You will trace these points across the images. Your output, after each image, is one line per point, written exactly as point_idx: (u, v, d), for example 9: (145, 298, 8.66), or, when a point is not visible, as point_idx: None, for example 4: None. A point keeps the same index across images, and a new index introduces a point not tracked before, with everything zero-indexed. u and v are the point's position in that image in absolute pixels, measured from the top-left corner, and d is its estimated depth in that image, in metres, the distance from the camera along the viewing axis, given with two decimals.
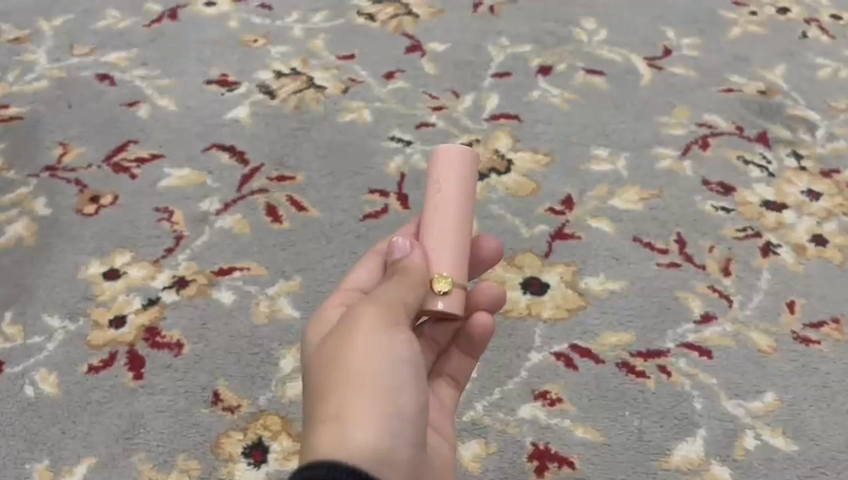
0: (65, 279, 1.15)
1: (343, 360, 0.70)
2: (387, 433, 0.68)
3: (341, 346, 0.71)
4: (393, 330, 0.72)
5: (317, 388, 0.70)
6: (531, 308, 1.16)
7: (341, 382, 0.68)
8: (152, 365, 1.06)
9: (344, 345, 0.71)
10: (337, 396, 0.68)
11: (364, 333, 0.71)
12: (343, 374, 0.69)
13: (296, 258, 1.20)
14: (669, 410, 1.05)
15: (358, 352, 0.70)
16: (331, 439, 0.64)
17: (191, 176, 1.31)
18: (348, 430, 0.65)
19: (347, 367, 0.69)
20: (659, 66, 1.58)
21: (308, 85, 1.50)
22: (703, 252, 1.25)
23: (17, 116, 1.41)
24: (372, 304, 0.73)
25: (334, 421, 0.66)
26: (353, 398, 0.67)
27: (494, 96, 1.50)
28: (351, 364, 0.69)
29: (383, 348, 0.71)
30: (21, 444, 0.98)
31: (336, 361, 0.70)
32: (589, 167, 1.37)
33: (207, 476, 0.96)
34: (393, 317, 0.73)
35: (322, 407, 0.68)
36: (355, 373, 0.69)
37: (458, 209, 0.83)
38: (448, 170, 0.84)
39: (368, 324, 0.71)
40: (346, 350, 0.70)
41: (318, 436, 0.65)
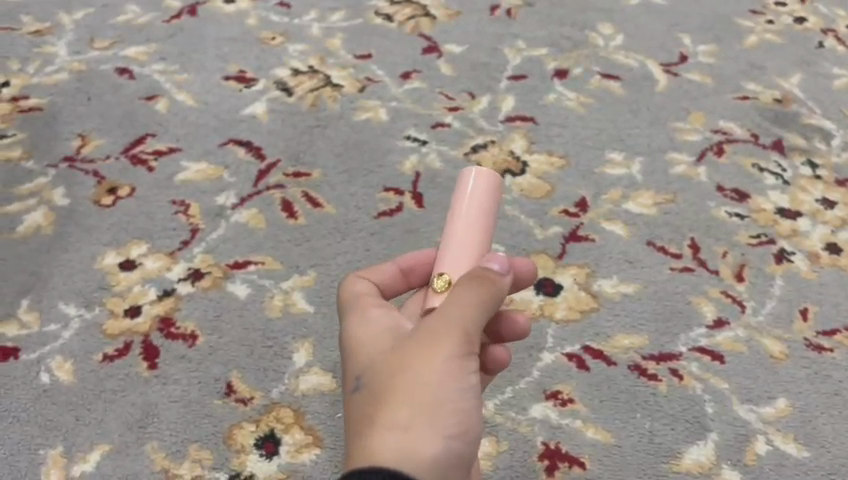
0: (81, 269, 1.16)
1: (415, 371, 0.69)
2: (447, 449, 0.69)
3: (413, 357, 0.70)
4: (468, 354, 0.71)
5: (381, 391, 0.70)
6: (544, 308, 1.16)
7: (412, 396, 0.69)
8: (167, 356, 1.06)
9: (416, 357, 0.70)
10: (405, 408, 0.68)
11: (444, 353, 0.70)
12: (412, 386, 0.69)
13: (311, 253, 1.21)
14: (681, 413, 1.05)
15: (431, 369, 0.69)
16: (400, 454, 0.66)
17: (208, 170, 1.32)
18: (414, 446, 0.67)
19: (419, 381, 0.69)
20: (675, 72, 1.59)
21: (324, 83, 1.51)
22: (716, 257, 1.25)
23: (36, 107, 1.42)
24: (448, 319, 0.71)
25: (399, 432, 0.67)
26: (421, 414, 0.68)
27: (510, 98, 1.51)
28: (422, 378, 0.69)
29: (455, 369, 0.70)
30: (36, 430, 0.99)
31: (406, 371, 0.70)
32: (603, 170, 1.37)
33: (219, 466, 0.97)
34: (469, 340, 0.71)
35: (387, 413, 0.68)
36: (425, 388, 0.69)
37: (482, 233, 0.80)
38: (477, 193, 0.81)
39: (451, 345, 0.70)
40: (421, 365, 0.69)
41: (381, 442, 0.66)
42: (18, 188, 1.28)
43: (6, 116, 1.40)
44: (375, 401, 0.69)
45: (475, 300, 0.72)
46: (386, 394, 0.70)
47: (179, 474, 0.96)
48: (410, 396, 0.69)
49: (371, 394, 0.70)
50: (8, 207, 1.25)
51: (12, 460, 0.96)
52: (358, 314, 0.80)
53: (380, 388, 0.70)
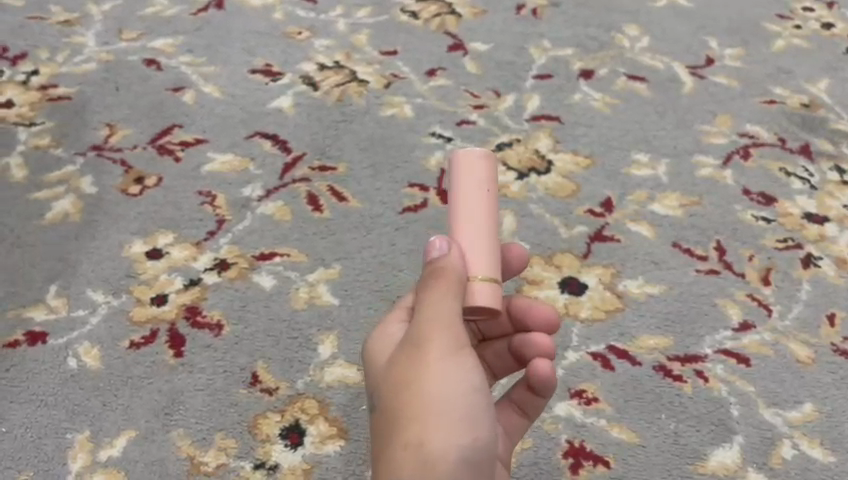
0: (109, 257, 1.17)
1: (419, 386, 0.72)
2: (463, 452, 0.72)
3: (414, 371, 0.73)
4: (462, 353, 0.74)
5: (392, 407, 0.73)
6: (569, 307, 1.16)
7: (417, 408, 0.72)
8: (193, 344, 1.07)
9: (415, 370, 0.73)
10: (417, 421, 0.71)
11: (438, 359, 0.73)
12: (418, 400, 0.72)
13: (336, 247, 1.21)
14: (706, 415, 1.05)
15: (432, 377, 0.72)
16: (417, 466, 0.70)
17: (234, 161, 1.33)
18: (428, 456, 0.70)
19: (422, 393, 0.72)
20: (701, 75, 1.58)
21: (350, 78, 1.51)
22: (743, 260, 1.24)
23: (65, 95, 1.43)
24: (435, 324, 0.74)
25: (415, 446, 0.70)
26: (433, 424, 0.71)
27: (536, 97, 1.50)
28: (425, 388, 0.72)
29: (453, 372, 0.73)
30: (63, 414, 1.00)
31: (412, 386, 0.73)
32: (629, 171, 1.37)
33: (244, 455, 0.97)
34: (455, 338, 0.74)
35: (400, 431, 0.72)
36: (431, 399, 0.72)
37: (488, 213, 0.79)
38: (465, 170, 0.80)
39: (442, 350, 0.73)
40: (419, 375, 0.73)
41: (398, 459, 0.70)
42: (46, 175, 1.28)
43: (35, 104, 1.41)
44: (390, 419, 0.73)
45: (446, 294, 0.74)
46: (394, 409, 0.73)
47: (204, 462, 0.96)
48: (415, 408, 0.72)
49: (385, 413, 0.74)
50: (36, 193, 1.25)
51: (39, 444, 0.97)
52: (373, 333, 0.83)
53: (391, 405, 0.73)
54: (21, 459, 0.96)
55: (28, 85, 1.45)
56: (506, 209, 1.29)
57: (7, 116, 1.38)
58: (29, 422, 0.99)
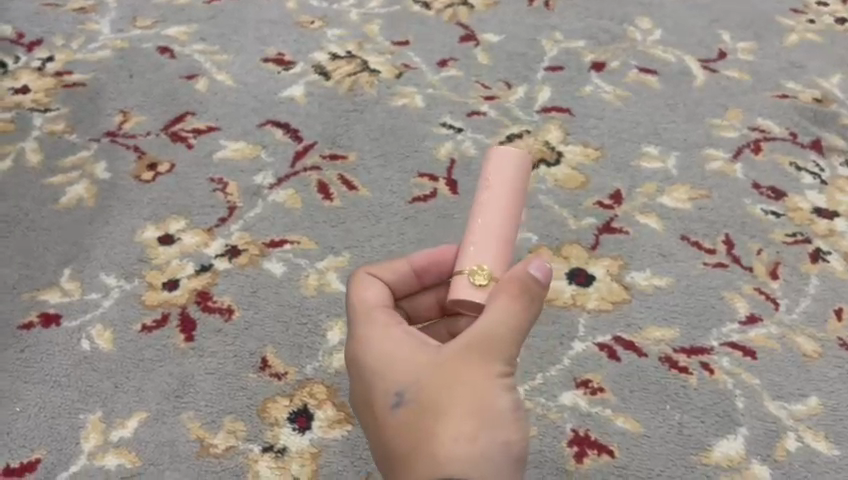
0: (122, 241, 1.18)
1: (469, 388, 0.65)
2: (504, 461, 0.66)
3: (464, 373, 0.66)
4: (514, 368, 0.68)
5: (431, 409, 0.65)
6: (576, 298, 1.16)
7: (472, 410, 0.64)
8: (203, 329, 1.08)
9: (465, 372, 0.66)
10: (466, 424, 0.64)
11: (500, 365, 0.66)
12: (468, 402, 0.64)
13: (346, 235, 1.22)
14: (710, 406, 1.05)
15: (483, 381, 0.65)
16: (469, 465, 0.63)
17: (246, 149, 1.34)
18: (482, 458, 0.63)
19: (474, 396, 0.64)
20: (713, 69, 1.58)
21: (362, 68, 1.52)
22: (751, 254, 1.24)
23: (80, 82, 1.44)
24: (491, 328, 0.67)
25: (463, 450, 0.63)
26: (483, 428, 0.64)
27: (546, 89, 1.51)
28: (477, 391, 0.65)
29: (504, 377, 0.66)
30: (76, 395, 1.01)
31: (460, 387, 0.65)
32: (639, 164, 1.37)
33: (253, 438, 0.99)
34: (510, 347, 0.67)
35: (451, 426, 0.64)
36: (483, 402, 0.64)
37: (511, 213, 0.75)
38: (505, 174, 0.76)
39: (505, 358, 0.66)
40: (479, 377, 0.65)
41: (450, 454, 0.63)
42: (61, 160, 1.30)
43: (51, 90, 1.42)
44: (429, 421, 0.65)
45: (515, 305, 0.68)
46: (443, 404, 0.65)
47: (213, 444, 0.98)
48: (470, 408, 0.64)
49: (423, 414, 0.65)
50: (51, 178, 1.27)
51: (52, 423, 0.99)
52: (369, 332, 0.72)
53: (431, 407, 0.65)
54: (34, 438, 0.97)
55: (44, 71, 1.46)
56: None
57: (23, 102, 1.40)
58: (43, 401, 1.01)
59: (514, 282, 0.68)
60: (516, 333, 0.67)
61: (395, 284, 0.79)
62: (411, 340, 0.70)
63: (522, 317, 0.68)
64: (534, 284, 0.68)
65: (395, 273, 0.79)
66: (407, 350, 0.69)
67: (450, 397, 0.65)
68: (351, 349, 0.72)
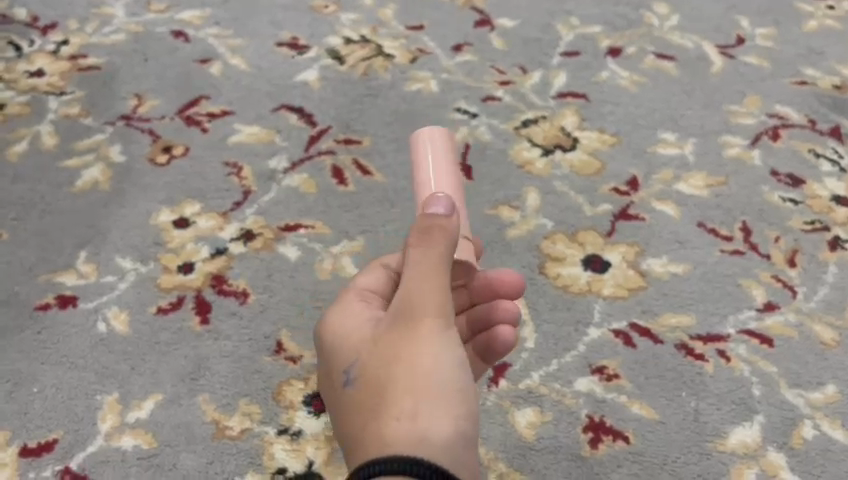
0: (137, 224, 1.18)
1: (404, 357, 0.65)
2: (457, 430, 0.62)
3: (401, 344, 0.66)
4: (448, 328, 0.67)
5: (373, 383, 0.65)
6: (592, 285, 1.16)
7: (406, 380, 0.63)
8: (218, 312, 1.09)
9: (400, 346, 0.66)
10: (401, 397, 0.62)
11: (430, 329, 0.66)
12: (404, 370, 0.64)
13: (361, 220, 1.22)
14: (727, 394, 1.05)
15: (417, 348, 0.65)
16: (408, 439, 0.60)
17: (261, 133, 1.34)
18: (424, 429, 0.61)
19: (407, 367, 0.64)
20: (731, 55, 1.56)
21: (376, 52, 1.51)
22: (768, 241, 1.23)
23: (94, 65, 1.44)
24: (415, 294, 0.67)
25: (397, 415, 0.61)
26: (418, 396, 0.63)
27: (562, 74, 1.49)
28: (410, 362, 0.64)
29: (440, 343, 0.65)
30: (93, 377, 1.02)
31: (398, 358, 0.65)
32: (656, 150, 1.36)
33: (268, 421, 0.99)
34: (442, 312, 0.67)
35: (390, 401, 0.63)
36: (418, 368, 0.64)
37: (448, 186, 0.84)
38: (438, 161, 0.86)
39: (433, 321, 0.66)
40: (410, 346, 0.65)
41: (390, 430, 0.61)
42: (76, 143, 1.30)
43: (65, 73, 1.42)
44: (375, 396, 0.64)
45: (424, 261, 0.68)
46: (382, 381, 0.65)
47: (228, 426, 0.98)
48: (403, 379, 0.63)
49: (367, 388, 0.65)
50: (66, 161, 1.27)
51: (70, 404, 0.99)
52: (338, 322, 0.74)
53: (373, 384, 0.65)
54: (52, 419, 0.98)
55: (58, 54, 1.46)
56: (530, 186, 1.29)
57: (38, 85, 1.40)
58: (60, 382, 1.01)
59: (417, 231, 0.69)
60: (437, 292, 0.67)
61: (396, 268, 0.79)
62: (369, 325, 0.72)
63: (435, 268, 0.67)
64: (447, 221, 0.69)
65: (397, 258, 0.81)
66: (363, 334, 0.71)
67: (390, 368, 0.65)
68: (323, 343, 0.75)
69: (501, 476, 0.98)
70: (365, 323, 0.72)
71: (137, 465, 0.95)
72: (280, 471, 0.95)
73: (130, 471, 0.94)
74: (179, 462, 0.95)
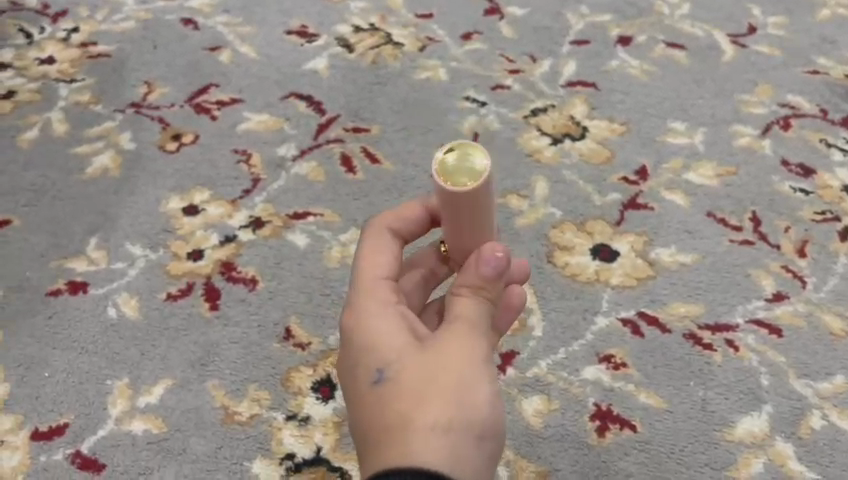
0: (147, 211, 1.19)
1: (447, 376, 0.61)
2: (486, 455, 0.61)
3: (446, 355, 0.62)
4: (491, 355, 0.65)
5: (406, 390, 0.61)
6: (600, 274, 1.16)
7: (449, 393, 0.60)
8: (228, 298, 1.09)
9: (446, 356, 0.62)
10: (443, 410, 0.59)
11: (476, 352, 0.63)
12: (448, 384, 0.61)
13: (369, 208, 1.22)
14: (735, 383, 1.05)
15: (462, 369, 0.62)
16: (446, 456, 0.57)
17: (270, 121, 1.34)
18: (460, 448, 0.59)
19: (452, 381, 0.61)
20: (743, 43, 1.55)
21: (385, 40, 1.51)
22: (778, 231, 1.22)
23: (104, 53, 1.44)
24: (469, 319, 0.65)
25: (432, 434, 0.58)
26: (460, 411, 0.60)
27: (572, 63, 1.49)
28: (455, 377, 0.61)
29: (483, 370, 0.62)
30: (103, 362, 1.03)
31: (440, 372, 0.61)
32: (665, 139, 1.35)
33: (277, 406, 0.99)
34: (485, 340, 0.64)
35: (428, 410, 0.59)
36: (460, 390, 0.61)
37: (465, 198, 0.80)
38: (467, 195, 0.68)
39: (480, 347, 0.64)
40: (456, 362, 0.62)
41: (427, 441, 0.57)
42: (86, 130, 1.30)
43: (76, 60, 1.43)
44: (410, 401, 0.60)
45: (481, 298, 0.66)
46: (422, 388, 0.61)
47: (237, 412, 0.99)
48: (447, 392, 0.60)
49: (399, 393, 0.61)
50: (77, 148, 1.28)
51: (80, 388, 1.00)
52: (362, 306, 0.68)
53: (409, 388, 0.61)
54: (63, 403, 0.99)
55: (69, 42, 1.47)
56: (539, 175, 1.29)
57: (48, 73, 1.40)
58: (71, 367, 1.02)
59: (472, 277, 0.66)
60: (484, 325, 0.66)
61: (410, 234, 0.76)
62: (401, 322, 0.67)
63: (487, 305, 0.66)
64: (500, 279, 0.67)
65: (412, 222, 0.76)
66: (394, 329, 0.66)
67: (429, 381, 0.61)
68: (343, 322, 0.69)
69: (509, 463, 0.98)
70: (395, 318, 0.67)
71: (147, 449, 0.96)
72: (288, 456, 0.95)
73: (141, 455, 0.95)
74: (189, 446, 0.96)
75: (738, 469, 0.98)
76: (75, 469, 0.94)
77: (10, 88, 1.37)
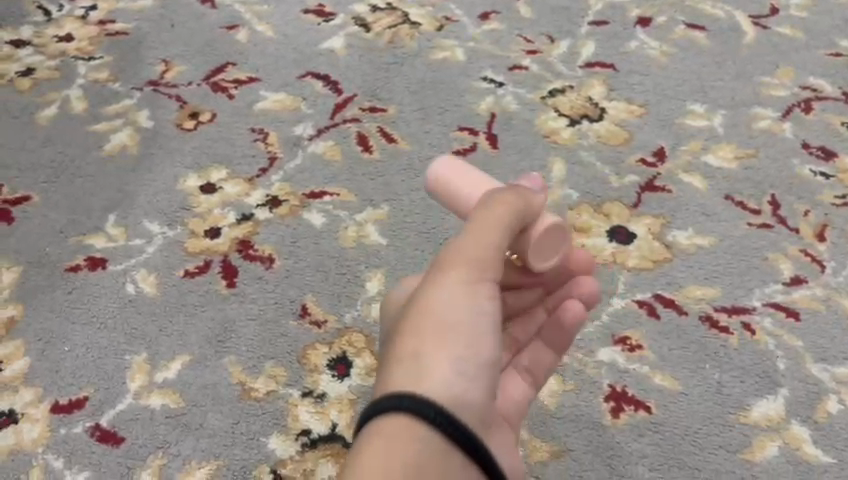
0: (165, 189, 1.20)
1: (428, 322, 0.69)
2: (460, 376, 0.68)
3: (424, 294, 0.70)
4: (478, 285, 0.71)
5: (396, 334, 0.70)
6: (616, 256, 1.15)
7: (422, 325, 0.69)
8: (245, 276, 1.10)
9: (427, 296, 0.70)
10: (412, 340, 0.69)
11: (456, 285, 0.70)
12: (421, 318, 0.69)
13: (385, 187, 1.22)
14: (751, 366, 1.04)
15: (442, 306, 0.69)
16: (408, 378, 0.66)
17: (286, 100, 1.34)
18: (424, 373, 0.67)
19: (426, 316, 0.69)
20: (765, 25, 1.52)
21: (402, 20, 1.50)
22: (797, 215, 1.21)
23: (122, 31, 1.45)
24: (452, 253, 0.72)
25: (416, 367, 0.67)
26: (428, 342, 0.68)
27: (590, 44, 1.47)
28: (429, 310, 0.69)
29: (465, 298, 0.70)
30: (122, 337, 1.04)
31: (418, 311, 0.70)
32: (684, 121, 1.34)
33: (293, 383, 1.00)
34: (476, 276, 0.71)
35: (401, 343, 0.69)
36: (434, 320, 0.69)
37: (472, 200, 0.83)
38: (501, 210, 0.74)
39: (457, 278, 0.70)
40: (430, 296, 0.70)
41: (395, 370, 0.67)
42: (104, 108, 1.31)
43: (94, 38, 1.43)
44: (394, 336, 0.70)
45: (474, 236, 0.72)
46: (403, 326, 0.70)
47: (254, 388, 0.99)
48: (420, 325, 0.69)
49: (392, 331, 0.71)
50: (96, 126, 1.28)
51: (100, 363, 1.01)
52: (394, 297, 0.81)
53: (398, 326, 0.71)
54: (82, 377, 1.00)
55: (87, 19, 1.47)
56: (556, 156, 1.28)
57: (67, 50, 1.40)
58: (90, 342, 1.03)
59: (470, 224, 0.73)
60: (486, 256, 0.72)
61: None
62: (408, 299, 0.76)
63: (479, 243, 0.72)
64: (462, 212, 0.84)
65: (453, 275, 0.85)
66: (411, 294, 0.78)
67: (415, 333, 0.69)
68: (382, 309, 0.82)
69: (523, 442, 0.97)
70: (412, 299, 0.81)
71: (164, 423, 0.96)
72: (304, 432, 0.96)
73: (159, 429, 0.96)
74: (206, 421, 0.96)
75: (754, 451, 0.97)
76: (95, 441, 0.94)
77: (30, 66, 1.38)
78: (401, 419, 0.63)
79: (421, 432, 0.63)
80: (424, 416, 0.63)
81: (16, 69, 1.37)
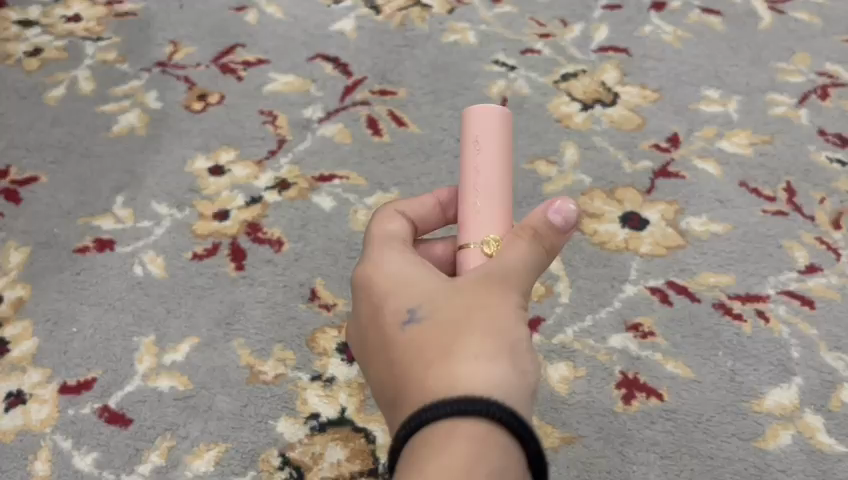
0: (173, 170, 1.19)
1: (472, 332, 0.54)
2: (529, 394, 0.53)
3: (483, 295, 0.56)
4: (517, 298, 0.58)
5: (448, 328, 0.54)
6: (629, 242, 1.14)
7: (488, 324, 0.54)
8: (254, 259, 1.09)
9: (489, 297, 0.56)
10: (482, 343, 0.53)
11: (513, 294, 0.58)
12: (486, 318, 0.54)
13: (395, 171, 1.21)
14: (765, 354, 1.03)
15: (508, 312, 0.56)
16: (482, 378, 0.50)
17: (296, 82, 1.32)
18: (499, 377, 0.51)
19: (492, 319, 0.54)
20: (781, 10, 1.50)
21: (413, 2, 1.48)
22: (813, 203, 1.19)
23: (131, 12, 1.43)
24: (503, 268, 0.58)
25: (486, 367, 0.51)
26: (498, 347, 0.53)
27: (604, 28, 1.45)
28: (495, 318, 0.55)
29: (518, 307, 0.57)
30: (130, 319, 1.03)
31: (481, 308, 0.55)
32: (699, 107, 1.32)
33: (302, 367, 0.99)
34: (520, 291, 0.58)
35: (463, 339, 0.53)
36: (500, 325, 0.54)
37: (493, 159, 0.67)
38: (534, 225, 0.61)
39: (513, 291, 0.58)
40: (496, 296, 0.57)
41: (467, 367, 0.51)
42: (113, 89, 1.30)
43: (102, 19, 1.41)
44: (448, 334, 0.54)
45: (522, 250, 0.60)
46: (460, 323, 0.54)
47: (263, 371, 0.98)
48: (484, 325, 0.54)
49: (438, 326, 0.55)
50: (104, 107, 1.27)
51: (108, 344, 1.00)
52: (382, 240, 0.64)
53: (452, 322, 0.55)
54: (90, 358, 0.99)
55: None
56: (568, 141, 1.27)
57: (75, 31, 1.39)
58: (99, 323, 1.02)
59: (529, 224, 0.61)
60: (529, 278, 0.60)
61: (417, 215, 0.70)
62: (422, 266, 0.61)
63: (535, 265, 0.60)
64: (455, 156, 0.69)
65: (421, 207, 0.70)
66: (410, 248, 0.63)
67: (468, 339, 0.53)
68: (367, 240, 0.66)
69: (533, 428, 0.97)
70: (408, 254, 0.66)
71: (173, 405, 0.95)
72: (313, 416, 0.95)
73: (167, 411, 0.95)
74: (215, 404, 0.96)
75: (767, 440, 0.96)
76: (103, 423, 0.94)
77: (37, 46, 1.36)
78: (467, 420, 0.47)
79: (485, 431, 0.47)
80: (502, 419, 0.47)
81: (24, 49, 1.36)
